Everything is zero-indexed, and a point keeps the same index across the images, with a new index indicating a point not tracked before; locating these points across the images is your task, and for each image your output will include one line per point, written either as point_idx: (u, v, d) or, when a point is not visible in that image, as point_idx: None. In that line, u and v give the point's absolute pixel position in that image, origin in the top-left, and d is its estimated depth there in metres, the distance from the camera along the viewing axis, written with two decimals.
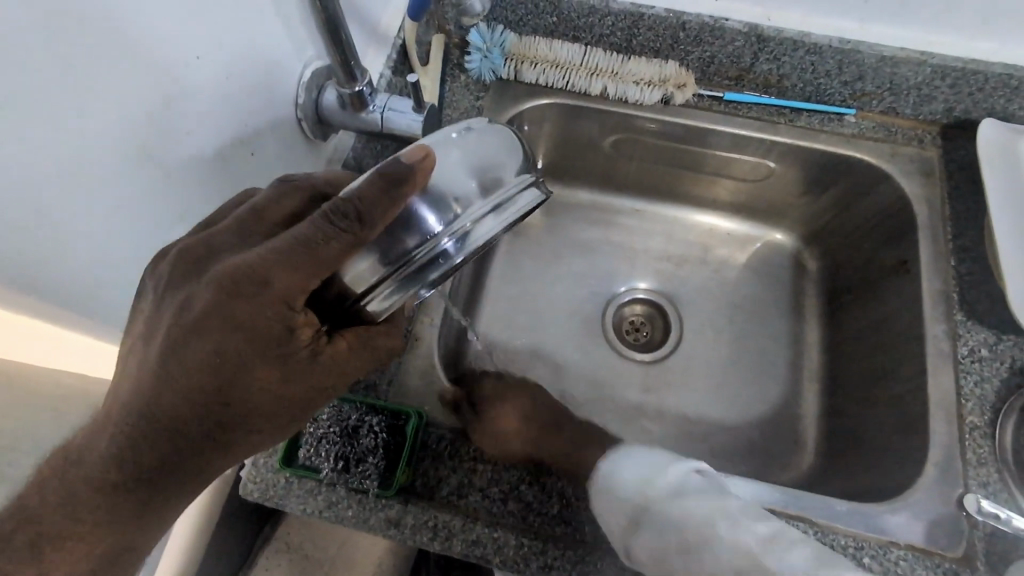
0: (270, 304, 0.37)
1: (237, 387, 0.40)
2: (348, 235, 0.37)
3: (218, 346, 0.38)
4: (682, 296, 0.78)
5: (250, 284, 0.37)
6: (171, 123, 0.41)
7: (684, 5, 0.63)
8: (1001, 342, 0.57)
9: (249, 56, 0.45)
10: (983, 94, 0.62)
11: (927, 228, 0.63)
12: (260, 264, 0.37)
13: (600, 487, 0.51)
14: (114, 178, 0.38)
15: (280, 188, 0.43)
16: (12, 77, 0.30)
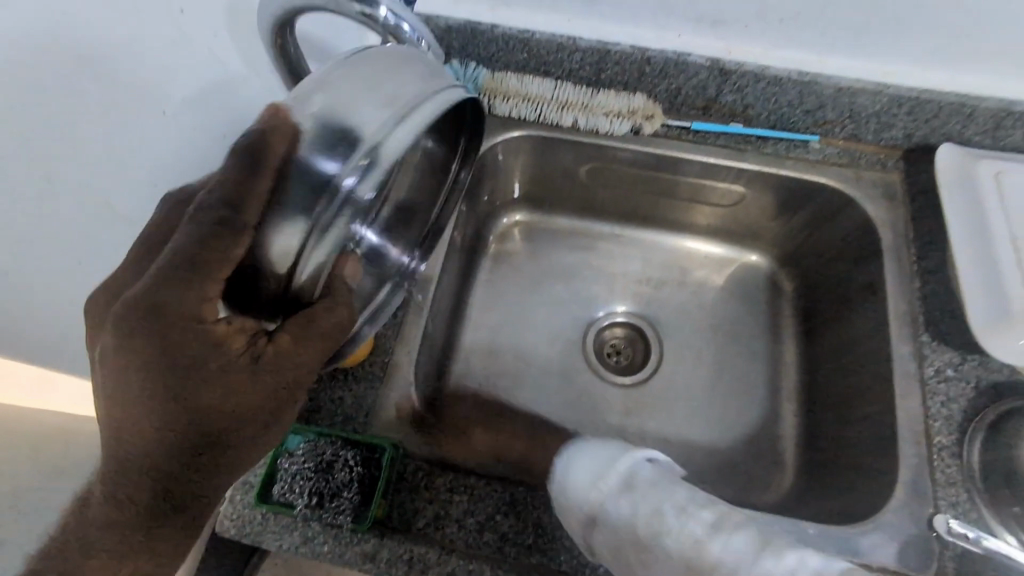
0: (177, 320, 0.36)
1: (192, 413, 0.37)
2: (236, 223, 0.36)
3: (147, 380, 0.37)
4: (661, 319, 0.79)
5: (151, 310, 0.36)
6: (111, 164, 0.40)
7: (649, 41, 0.66)
8: (966, 361, 0.59)
9: (221, 107, 0.46)
10: (939, 121, 0.64)
11: (892, 251, 0.65)
12: (150, 291, 0.36)
13: (558, 488, 0.52)
14: None
15: (174, 204, 0.41)
16: None
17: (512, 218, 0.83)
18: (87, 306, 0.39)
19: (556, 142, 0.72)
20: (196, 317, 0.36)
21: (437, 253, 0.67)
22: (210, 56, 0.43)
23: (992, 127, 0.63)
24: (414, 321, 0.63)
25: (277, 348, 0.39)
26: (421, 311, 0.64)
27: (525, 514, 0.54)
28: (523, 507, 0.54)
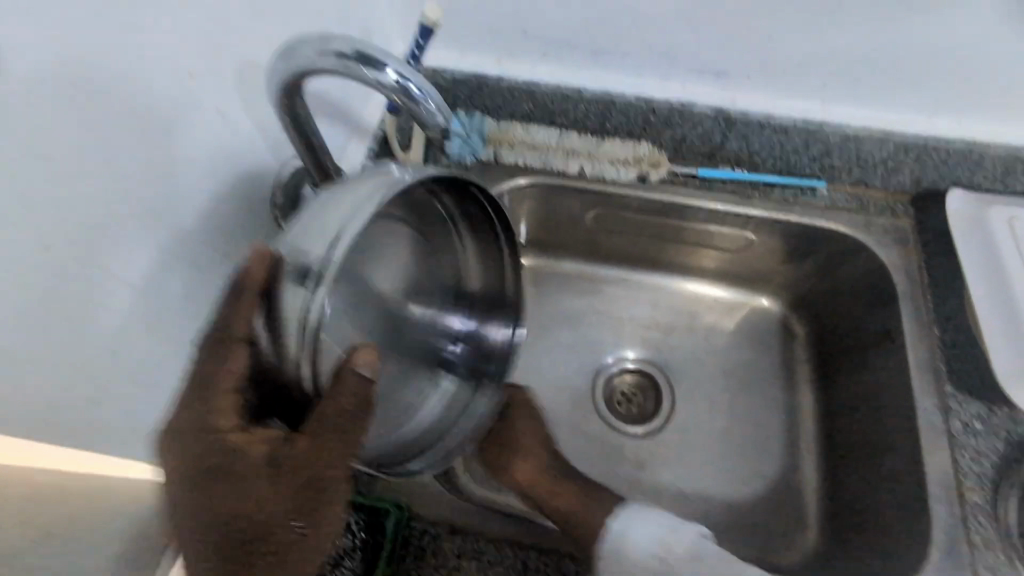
0: (196, 437, 0.37)
1: (230, 526, 0.37)
2: (224, 342, 0.37)
3: (186, 504, 0.37)
4: (672, 366, 0.77)
5: (176, 435, 0.37)
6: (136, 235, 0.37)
7: (653, 91, 0.66)
8: (994, 414, 0.56)
9: (229, 164, 0.45)
10: (948, 167, 0.64)
11: (909, 298, 0.63)
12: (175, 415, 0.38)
13: (613, 548, 0.55)
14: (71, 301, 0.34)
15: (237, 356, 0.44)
16: None
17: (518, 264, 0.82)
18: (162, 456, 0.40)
19: (561, 189, 0.72)
20: (209, 427, 0.37)
21: None
22: (219, 117, 0.42)
23: (1001, 173, 0.63)
24: None
25: (296, 450, 0.37)
26: None
27: None
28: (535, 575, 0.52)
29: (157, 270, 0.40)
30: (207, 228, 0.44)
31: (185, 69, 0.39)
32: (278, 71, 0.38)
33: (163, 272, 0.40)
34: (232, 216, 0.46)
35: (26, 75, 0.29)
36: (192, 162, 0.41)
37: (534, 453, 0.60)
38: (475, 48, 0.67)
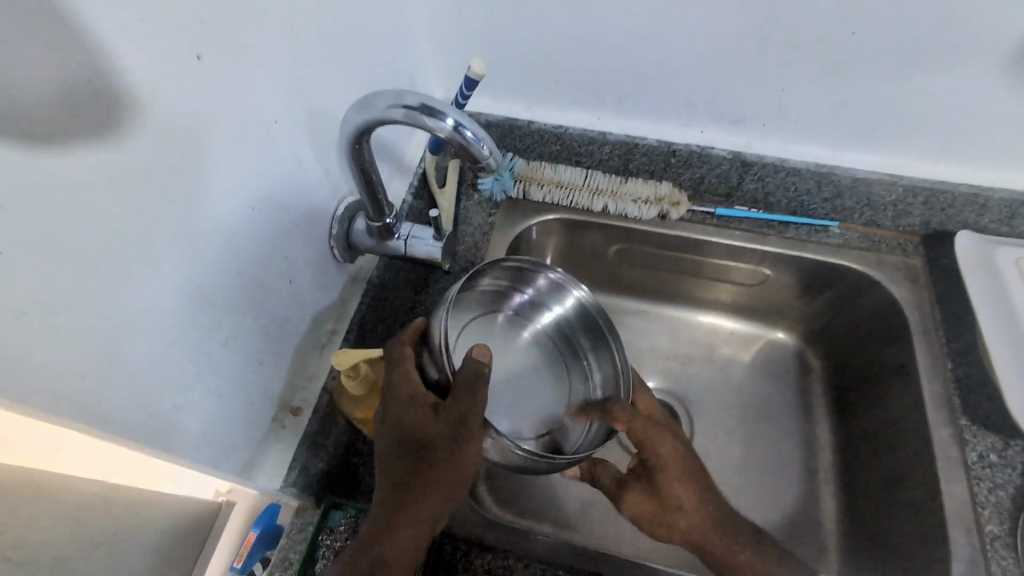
0: (398, 374, 0.49)
1: (411, 437, 0.46)
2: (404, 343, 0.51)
3: (384, 420, 0.48)
4: (692, 395, 0.80)
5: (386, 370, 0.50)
6: (216, 261, 0.41)
7: (674, 135, 0.71)
8: (1009, 447, 0.58)
9: (301, 200, 0.50)
10: (956, 210, 0.67)
11: (921, 334, 0.66)
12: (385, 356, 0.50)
13: None
14: (165, 321, 0.37)
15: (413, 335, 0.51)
16: (82, 221, 0.30)
17: None
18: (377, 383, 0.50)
19: (586, 224, 0.76)
20: (400, 369, 0.49)
21: None
22: (293, 158, 0.47)
23: (1007, 216, 0.66)
24: None
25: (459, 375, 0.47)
26: None
27: None
28: None
29: (235, 294, 0.44)
30: (277, 257, 0.48)
31: (270, 117, 0.43)
32: (349, 119, 0.43)
33: (238, 294, 0.44)
34: (299, 247, 0.51)
35: (148, 125, 0.33)
36: (269, 198, 0.46)
37: (690, 470, 0.53)
38: (509, 94, 0.73)
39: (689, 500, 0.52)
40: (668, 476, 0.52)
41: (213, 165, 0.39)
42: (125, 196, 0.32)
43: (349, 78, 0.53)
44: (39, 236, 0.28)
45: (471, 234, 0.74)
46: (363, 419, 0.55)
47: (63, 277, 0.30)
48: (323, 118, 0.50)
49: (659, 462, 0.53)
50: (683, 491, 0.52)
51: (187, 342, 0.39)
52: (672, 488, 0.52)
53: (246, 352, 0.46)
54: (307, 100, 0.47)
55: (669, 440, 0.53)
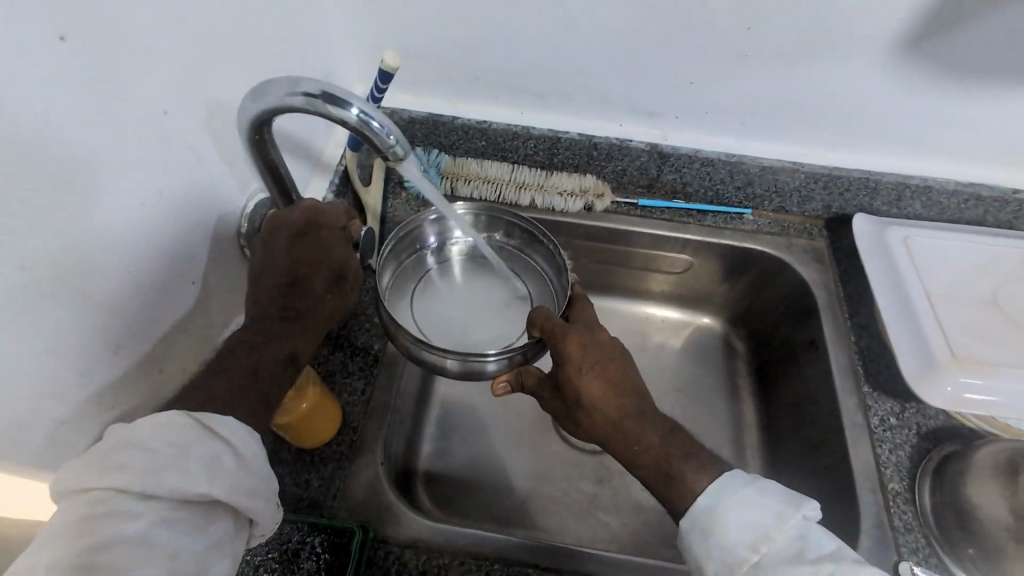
0: (323, 253, 0.49)
1: (325, 245, 0.49)
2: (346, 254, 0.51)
3: (292, 250, 0.47)
4: None
5: (297, 259, 0.47)
6: (100, 262, 0.38)
7: (594, 129, 0.72)
8: (905, 409, 0.63)
9: (204, 198, 0.47)
10: (852, 194, 0.72)
11: (827, 310, 0.71)
12: (288, 247, 0.47)
13: (697, 520, 0.46)
14: (28, 326, 0.34)
15: (317, 248, 0.48)
16: None
17: None
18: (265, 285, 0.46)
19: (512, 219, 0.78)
20: (309, 262, 0.48)
21: None
22: (191, 151, 0.45)
23: (895, 198, 0.72)
24: (382, 395, 0.65)
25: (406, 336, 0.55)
26: (388, 389, 0.66)
27: None
28: None
29: (124, 299, 0.41)
30: (178, 257, 0.45)
31: (159, 107, 0.41)
32: (247, 108, 0.41)
33: (130, 296, 0.41)
34: (203, 247, 0.48)
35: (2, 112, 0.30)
36: (165, 193, 0.43)
37: (597, 362, 0.53)
38: (431, 90, 0.72)
39: (595, 392, 0.52)
40: (567, 371, 0.53)
41: (89, 158, 0.36)
42: None
43: (249, 69, 0.50)
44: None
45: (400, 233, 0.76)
46: (292, 436, 0.56)
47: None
48: (225, 110, 0.48)
49: (564, 358, 0.53)
50: (591, 385, 0.52)
51: (61, 347, 0.36)
52: (583, 381, 0.52)
53: (146, 362, 0.43)
54: (204, 91, 0.45)
55: (575, 333, 0.53)
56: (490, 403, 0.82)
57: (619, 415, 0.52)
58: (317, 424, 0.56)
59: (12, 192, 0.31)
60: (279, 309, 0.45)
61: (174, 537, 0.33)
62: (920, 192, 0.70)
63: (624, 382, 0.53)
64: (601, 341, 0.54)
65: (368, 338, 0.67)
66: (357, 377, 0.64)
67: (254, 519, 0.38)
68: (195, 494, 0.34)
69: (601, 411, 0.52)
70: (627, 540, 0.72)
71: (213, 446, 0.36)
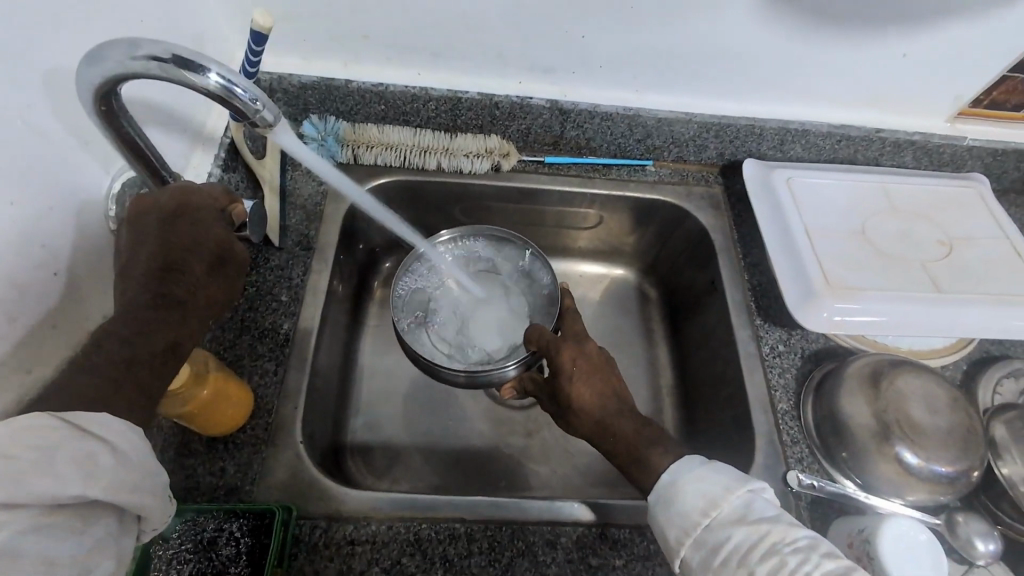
0: (200, 233, 0.46)
1: (202, 226, 0.47)
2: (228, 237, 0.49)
3: (166, 233, 0.45)
4: None
5: (171, 243, 0.45)
6: None
7: (494, 87, 0.72)
8: (792, 336, 0.70)
9: (55, 181, 0.43)
10: (741, 141, 0.76)
11: (724, 252, 0.75)
12: (160, 231, 0.45)
13: (660, 495, 0.49)
14: None
15: (193, 228, 0.46)
16: None
17: (395, 261, 0.87)
18: (136, 271, 0.43)
19: (420, 184, 0.77)
20: (184, 243, 0.45)
21: (315, 304, 0.67)
22: (30, 130, 0.40)
23: (779, 143, 0.77)
24: (295, 375, 0.62)
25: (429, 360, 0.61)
26: (303, 368, 0.63)
27: (430, 550, 0.54)
28: (429, 542, 0.55)
29: None
30: (30, 247, 0.41)
31: None
32: (85, 76, 0.38)
33: None
34: (63, 235, 0.44)
35: None
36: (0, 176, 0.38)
37: (587, 371, 0.58)
38: (319, 52, 0.68)
39: (586, 399, 0.57)
40: (562, 380, 0.58)
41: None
42: None
43: (92, 33, 0.45)
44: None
45: (304, 205, 0.73)
46: (200, 426, 0.54)
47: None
48: (65, 81, 0.43)
49: (558, 369, 0.58)
50: (580, 390, 0.57)
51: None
52: (575, 389, 0.57)
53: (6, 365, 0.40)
54: (35, 61, 0.40)
55: (567, 345, 0.59)
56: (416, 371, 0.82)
57: (602, 413, 0.56)
58: (223, 410, 0.55)
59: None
60: (152, 293, 0.43)
61: (49, 545, 0.32)
62: (799, 135, 0.76)
63: (609, 386, 0.58)
64: (591, 351, 0.59)
65: (275, 318, 0.65)
66: (267, 359, 0.63)
67: (143, 514, 0.37)
68: (69, 497, 0.32)
69: (587, 411, 0.57)
70: (557, 485, 0.76)
71: (88, 444, 0.34)
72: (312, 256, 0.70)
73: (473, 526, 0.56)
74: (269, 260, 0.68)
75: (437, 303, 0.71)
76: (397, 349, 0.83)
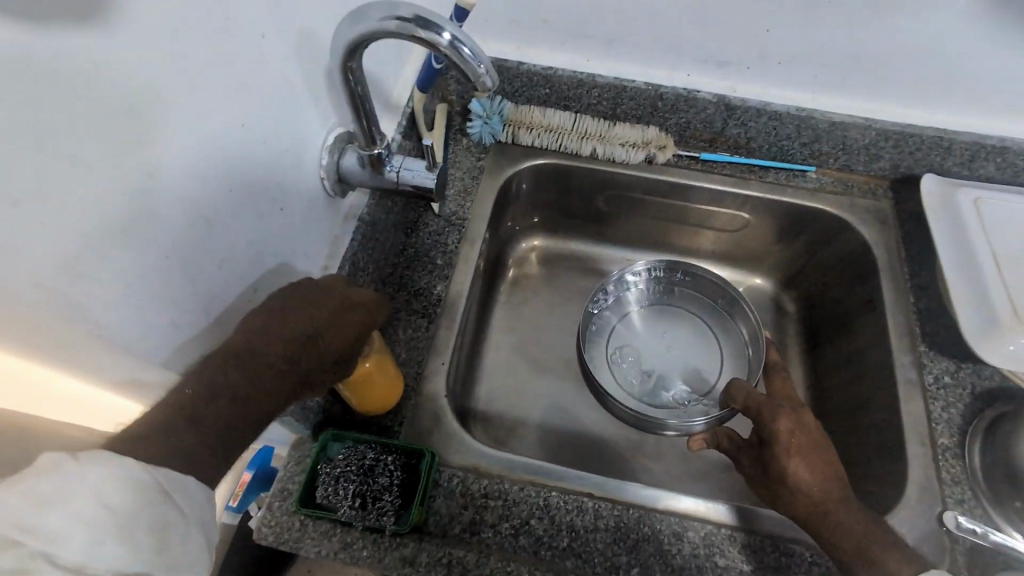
0: (347, 316, 0.50)
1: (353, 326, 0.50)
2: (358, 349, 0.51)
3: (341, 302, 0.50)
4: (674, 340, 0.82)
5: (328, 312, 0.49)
6: (207, 184, 0.40)
7: (662, 79, 0.72)
8: (961, 369, 0.63)
9: (295, 129, 0.49)
10: (923, 153, 0.71)
11: (887, 270, 0.71)
12: (334, 295, 0.50)
13: None
14: (156, 240, 0.37)
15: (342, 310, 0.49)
16: (72, 128, 0.30)
17: (530, 243, 0.90)
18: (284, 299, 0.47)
19: (570, 169, 0.78)
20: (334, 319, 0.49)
21: (466, 269, 0.70)
22: (283, 79, 0.46)
23: (968, 159, 0.70)
24: (444, 333, 0.66)
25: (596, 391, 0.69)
26: (451, 328, 0.67)
27: (558, 518, 0.56)
28: (557, 510, 0.56)
29: (230, 219, 0.43)
30: (272, 179, 0.47)
31: (257, 30, 0.42)
32: (342, 33, 0.42)
33: (233, 217, 0.44)
34: (293, 174, 0.50)
35: (136, 34, 0.32)
36: (257, 115, 0.44)
37: (806, 449, 0.56)
38: (498, 35, 0.73)
39: (802, 476, 0.55)
40: (782, 449, 0.56)
41: (199, 66, 0.37)
42: (109, 106, 0.31)
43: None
44: (15, 102, 0.27)
45: (462, 177, 0.76)
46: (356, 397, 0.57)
47: (41, 159, 0.28)
48: (312, 40, 0.49)
49: (772, 438, 0.57)
50: (798, 466, 0.55)
51: (189, 257, 0.40)
52: (791, 466, 0.55)
53: (240, 280, 0.46)
54: (296, 19, 0.46)
55: (785, 415, 0.57)
56: (539, 350, 0.84)
57: (822, 497, 0.54)
58: (378, 388, 0.57)
59: (152, 91, 0.34)
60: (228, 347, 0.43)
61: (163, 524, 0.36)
62: (995, 152, 0.69)
63: (830, 469, 0.55)
64: (808, 425, 0.57)
65: (429, 279, 0.69)
66: (420, 315, 0.67)
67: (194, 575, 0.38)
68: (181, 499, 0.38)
69: (805, 493, 0.54)
70: (670, 484, 0.75)
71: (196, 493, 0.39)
72: (466, 227, 0.73)
73: (600, 503, 0.57)
74: (428, 225, 0.72)
75: (623, 333, 0.80)
76: (523, 327, 0.85)
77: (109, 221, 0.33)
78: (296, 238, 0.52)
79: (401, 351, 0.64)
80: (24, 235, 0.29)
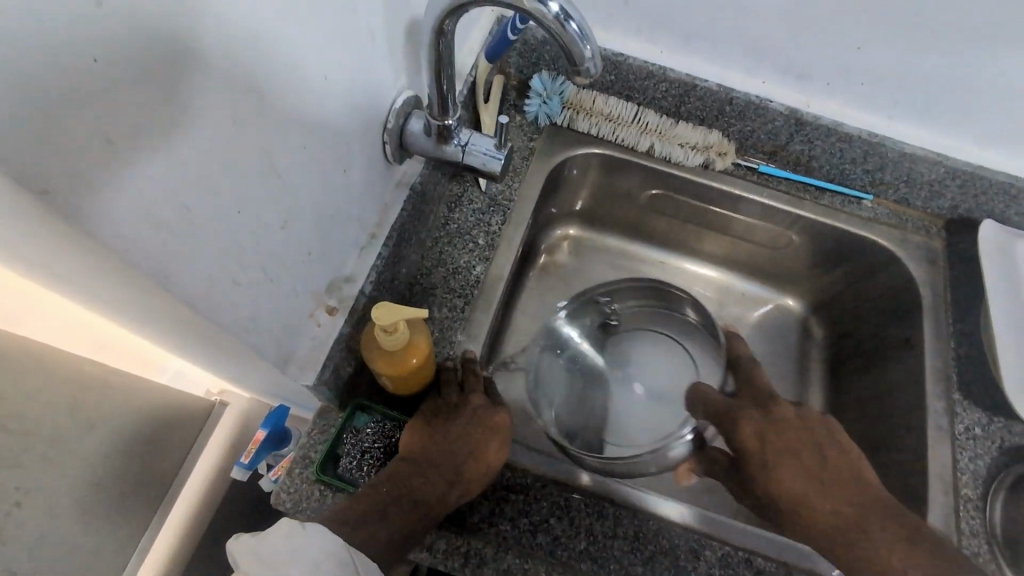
0: (485, 423, 0.54)
1: (489, 435, 0.54)
2: (496, 444, 0.53)
3: (485, 417, 0.54)
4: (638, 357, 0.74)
5: (472, 419, 0.54)
6: (276, 136, 0.38)
7: (735, 83, 0.69)
8: (993, 422, 0.63)
9: (366, 85, 0.46)
10: (986, 198, 0.69)
11: (930, 311, 0.69)
12: (481, 410, 0.55)
13: None
14: (227, 191, 0.35)
15: (483, 418, 0.54)
16: (163, 62, 0.27)
17: (564, 231, 0.87)
18: (444, 411, 0.55)
19: (623, 162, 0.76)
20: (476, 424, 0.54)
21: (507, 254, 0.68)
22: (365, 33, 0.43)
23: None
24: (479, 318, 0.65)
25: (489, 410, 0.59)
26: (486, 312, 0.65)
27: (578, 520, 0.55)
28: (578, 512, 0.56)
29: (293, 174, 0.41)
30: (337, 137, 0.44)
31: None
32: None
33: (297, 170, 0.41)
34: (355, 133, 0.47)
35: None
36: (333, 66, 0.41)
37: (784, 455, 0.56)
38: None
39: (797, 488, 0.54)
40: (760, 462, 0.56)
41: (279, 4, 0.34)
42: (200, 45, 0.30)
43: None
44: (128, 33, 0.25)
45: (514, 155, 0.72)
46: (395, 384, 0.54)
47: (138, 96, 0.26)
48: None
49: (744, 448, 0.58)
50: (785, 476, 0.55)
51: (253, 212, 0.38)
52: (782, 477, 0.55)
53: (298, 242, 0.44)
54: None
55: (751, 423, 0.58)
56: None
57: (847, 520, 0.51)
58: (417, 376, 0.54)
59: (238, 38, 0.32)
60: (412, 455, 0.52)
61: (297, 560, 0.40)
62: None
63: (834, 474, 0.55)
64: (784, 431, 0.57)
65: (469, 258, 0.66)
66: (456, 296, 0.64)
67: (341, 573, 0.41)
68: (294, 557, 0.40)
69: (812, 507, 0.53)
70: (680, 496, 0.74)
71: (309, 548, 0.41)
72: (513, 210, 0.70)
73: (621, 510, 0.56)
74: (472, 202, 0.69)
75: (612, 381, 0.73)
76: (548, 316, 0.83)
77: (189, 168, 0.31)
78: (350, 203, 0.49)
79: (435, 329, 0.62)
80: (113, 175, 0.26)
